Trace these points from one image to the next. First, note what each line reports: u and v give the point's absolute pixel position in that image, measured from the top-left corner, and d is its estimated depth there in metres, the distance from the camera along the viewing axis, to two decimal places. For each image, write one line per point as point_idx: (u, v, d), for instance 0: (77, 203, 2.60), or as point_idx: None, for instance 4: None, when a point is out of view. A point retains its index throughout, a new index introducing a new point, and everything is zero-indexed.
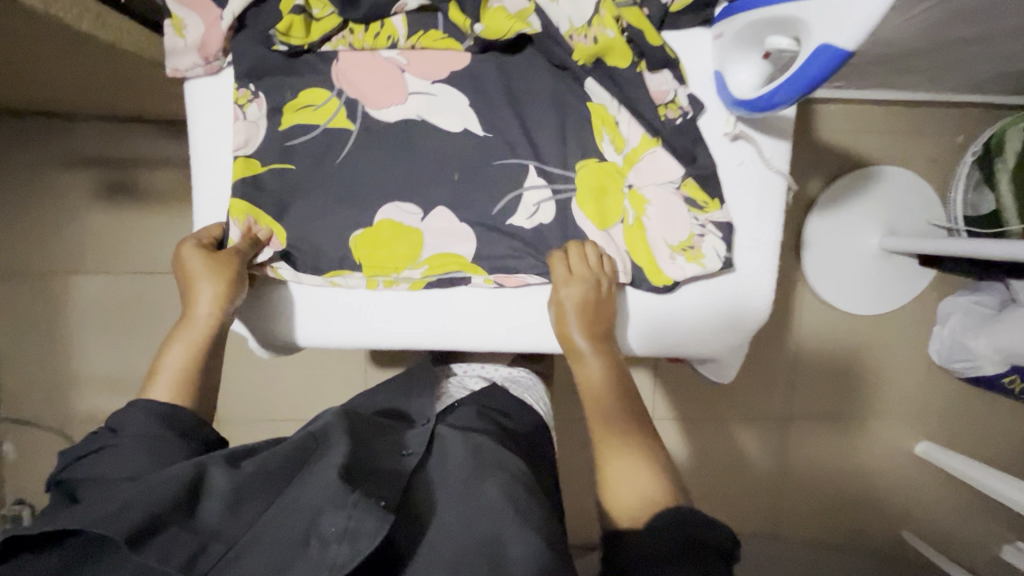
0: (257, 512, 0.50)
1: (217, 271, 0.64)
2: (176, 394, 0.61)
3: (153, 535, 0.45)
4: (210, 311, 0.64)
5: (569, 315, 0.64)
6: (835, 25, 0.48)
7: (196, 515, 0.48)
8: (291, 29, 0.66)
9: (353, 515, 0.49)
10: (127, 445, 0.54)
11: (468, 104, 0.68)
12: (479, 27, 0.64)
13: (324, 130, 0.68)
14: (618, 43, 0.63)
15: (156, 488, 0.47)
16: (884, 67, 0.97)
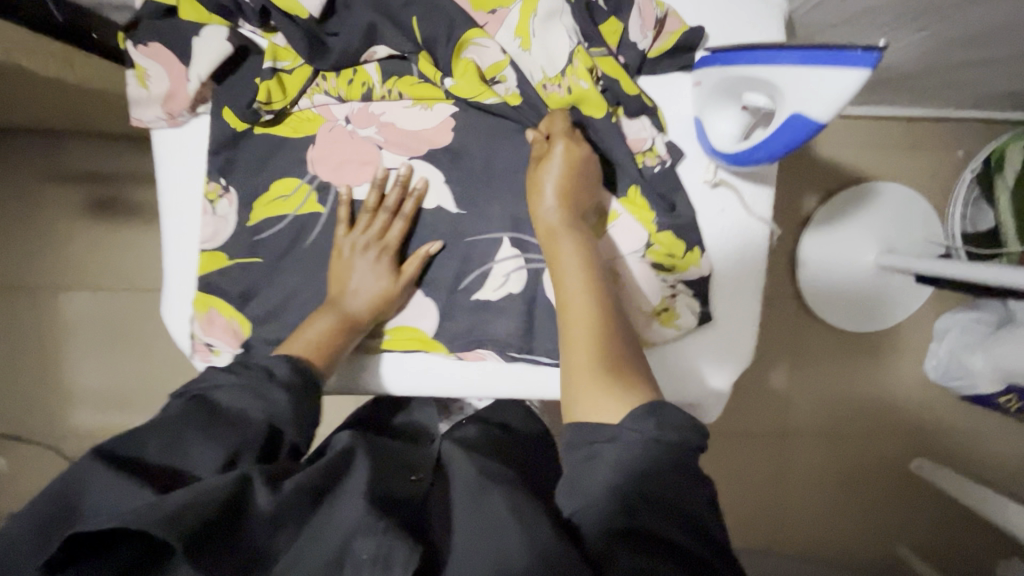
0: (298, 522, 0.48)
1: (389, 287, 0.62)
2: (317, 359, 0.59)
3: (204, 540, 0.43)
4: (362, 311, 0.62)
5: (548, 173, 0.59)
6: (805, 97, 0.49)
7: (249, 517, 0.47)
8: (270, 96, 0.62)
9: (384, 543, 0.46)
10: (252, 411, 0.53)
11: (444, 180, 0.64)
12: (449, 81, 0.62)
13: (294, 217, 0.64)
14: (592, 94, 0.60)
15: (206, 497, 0.45)
16: (882, 87, 0.94)
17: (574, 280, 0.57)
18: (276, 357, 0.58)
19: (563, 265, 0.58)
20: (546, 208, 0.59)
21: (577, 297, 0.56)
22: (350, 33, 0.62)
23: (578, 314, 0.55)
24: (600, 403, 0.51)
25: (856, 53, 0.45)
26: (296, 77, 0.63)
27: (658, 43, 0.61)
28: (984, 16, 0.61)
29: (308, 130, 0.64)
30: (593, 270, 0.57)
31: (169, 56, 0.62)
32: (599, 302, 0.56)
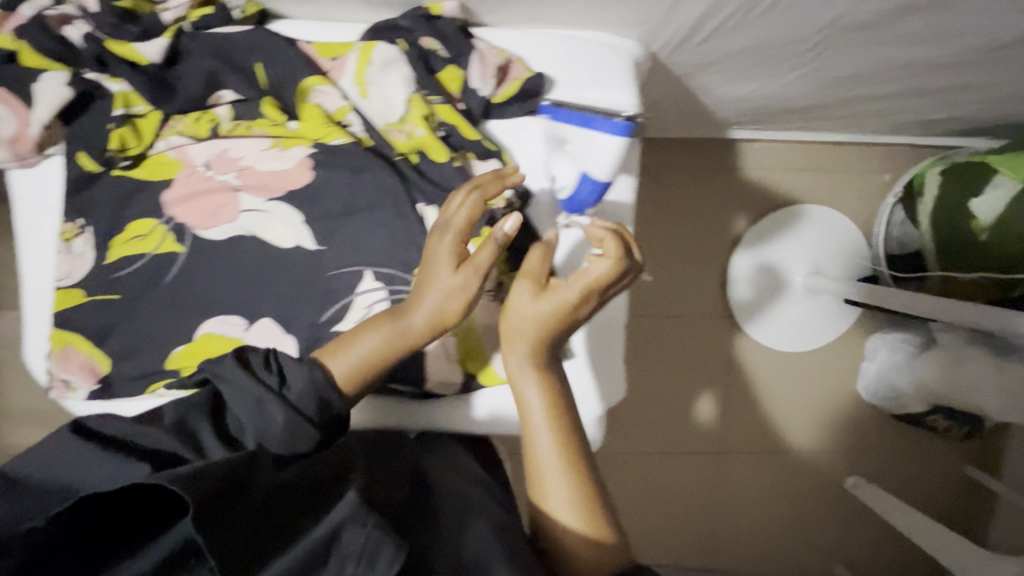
0: (285, 515, 0.41)
1: (466, 277, 0.51)
2: (347, 384, 0.53)
3: (215, 505, 0.38)
4: (421, 326, 0.52)
5: (519, 295, 0.55)
6: (589, 160, 0.55)
7: (247, 493, 0.41)
8: (122, 142, 0.59)
9: (376, 540, 0.40)
10: (263, 417, 0.48)
11: (303, 220, 0.57)
12: (292, 123, 0.60)
13: (151, 258, 0.58)
14: (432, 140, 0.57)
15: (220, 466, 0.41)
16: (796, 115, 0.95)
17: (544, 426, 0.55)
18: (297, 363, 0.51)
19: (527, 409, 0.55)
20: (513, 346, 0.55)
21: (549, 454, 0.54)
22: (192, 79, 0.58)
23: (545, 469, 0.54)
24: (593, 534, 0.53)
25: (610, 121, 0.52)
26: (147, 120, 0.60)
27: (502, 89, 0.58)
28: (844, 58, 0.63)
29: (165, 172, 0.59)
30: (558, 407, 0.55)
31: (8, 97, 0.57)
32: (570, 444, 0.55)
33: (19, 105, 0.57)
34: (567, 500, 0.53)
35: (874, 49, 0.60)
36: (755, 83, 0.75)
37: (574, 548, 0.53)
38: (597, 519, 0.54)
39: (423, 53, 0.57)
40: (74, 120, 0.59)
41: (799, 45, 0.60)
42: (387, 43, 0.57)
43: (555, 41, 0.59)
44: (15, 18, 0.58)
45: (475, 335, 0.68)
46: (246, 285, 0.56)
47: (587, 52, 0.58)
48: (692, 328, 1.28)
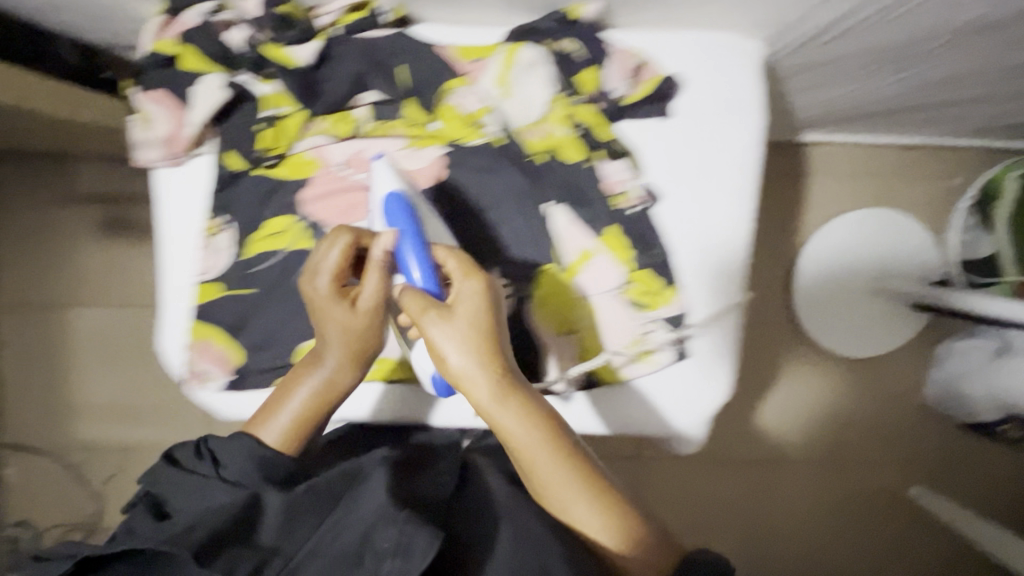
0: (313, 525, 0.51)
1: (349, 328, 0.60)
2: (287, 446, 0.60)
3: (218, 550, 0.48)
4: (337, 365, 0.61)
5: (444, 344, 0.53)
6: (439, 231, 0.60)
7: (254, 535, 0.50)
8: (270, 142, 0.65)
9: (406, 531, 0.47)
10: (215, 488, 0.55)
11: (434, 215, 0.62)
12: (437, 125, 0.65)
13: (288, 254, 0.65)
14: (569, 140, 0.62)
15: (212, 515, 0.50)
16: (882, 119, 0.94)
17: (527, 448, 0.53)
18: (232, 438, 0.59)
19: (516, 443, 0.53)
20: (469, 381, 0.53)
21: (549, 478, 0.53)
22: (338, 82, 0.63)
23: (553, 485, 0.53)
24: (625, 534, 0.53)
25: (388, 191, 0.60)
26: (294, 118, 0.65)
27: (635, 90, 0.61)
28: (960, 59, 0.62)
29: (303, 172, 0.65)
30: (535, 423, 0.53)
31: (172, 102, 0.64)
32: (562, 449, 0.53)
33: (177, 109, 0.64)
34: (586, 500, 0.53)
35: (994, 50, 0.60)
36: (854, 86, 0.75)
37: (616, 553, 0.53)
38: (616, 505, 0.54)
39: (562, 57, 0.61)
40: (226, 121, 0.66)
41: (916, 48, 0.60)
42: (531, 46, 0.61)
43: (683, 47, 0.61)
44: (176, 26, 0.62)
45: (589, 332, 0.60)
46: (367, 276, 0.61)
47: (714, 56, 0.61)
48: (755, 332, 1.28)
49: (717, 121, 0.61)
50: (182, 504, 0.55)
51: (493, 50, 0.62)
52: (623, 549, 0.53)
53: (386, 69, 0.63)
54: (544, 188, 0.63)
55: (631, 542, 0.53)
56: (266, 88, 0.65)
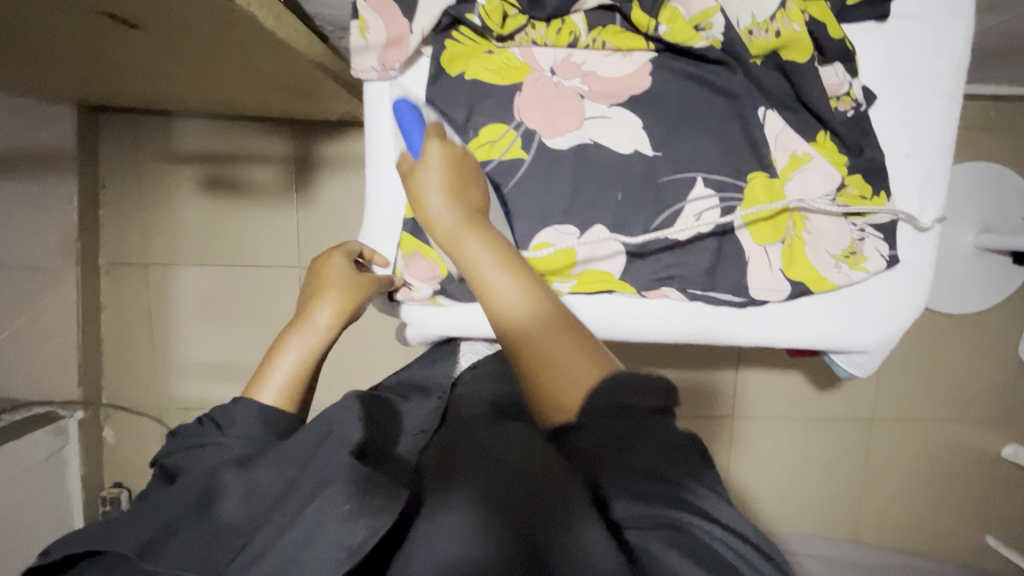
0: (271, 500, 0.39)
1: (349, 287, 0.56)
2: (287, 403, 0.50)
3: (169, 544, 0.36)
4: (329, 322, 0.55)
5: (427, 177, 0.51)
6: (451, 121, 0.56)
7: (212, 513, 0.38)
8: (490, 12, 0.52)
9: (367, 491, 0.37)
10: (216, 451, 0.44)
11: (643, 125, 0.55)
12: (662, 29, 0.52)
13: (497, 164, 0.56)
14: (804, 38, 0.51)
15: (176, 497, 0.39)
16: (1012, 61, 0.93)
17: (495, 271, 0.47)
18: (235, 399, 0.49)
19: (476, 268, 0.47)
20: (433, 210, 0.50)
21: (497, 276, 0.46)
22: None
23: (519, 314, 0.44)
24: (575, 363, 0.41)
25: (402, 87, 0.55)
26: (512, 21, 0.54)
27: None
28: None
29: (513, 78, 0.55)
30: (501, 249, 0.48)
31: (392, 6, 0.52)
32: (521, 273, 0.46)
33: (397, 15, 0.52)
34: (514, 284, 0.46)
35: None
36: (1007, 24, 0.75)
37: (555, 381, 0.41)
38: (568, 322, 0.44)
39: None
40: (445, 31, 0.54)
41: None
42: None
43: None
44: None
45: (799, 244, 0.56)
46: (560, 188, 0.56)
47: None
48: None
49: (938, 26, 0.54)
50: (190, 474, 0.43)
51: None
52: (550, 355, 0.42)
53: None
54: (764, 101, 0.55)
55: (582, 358, 0.41)
56: None
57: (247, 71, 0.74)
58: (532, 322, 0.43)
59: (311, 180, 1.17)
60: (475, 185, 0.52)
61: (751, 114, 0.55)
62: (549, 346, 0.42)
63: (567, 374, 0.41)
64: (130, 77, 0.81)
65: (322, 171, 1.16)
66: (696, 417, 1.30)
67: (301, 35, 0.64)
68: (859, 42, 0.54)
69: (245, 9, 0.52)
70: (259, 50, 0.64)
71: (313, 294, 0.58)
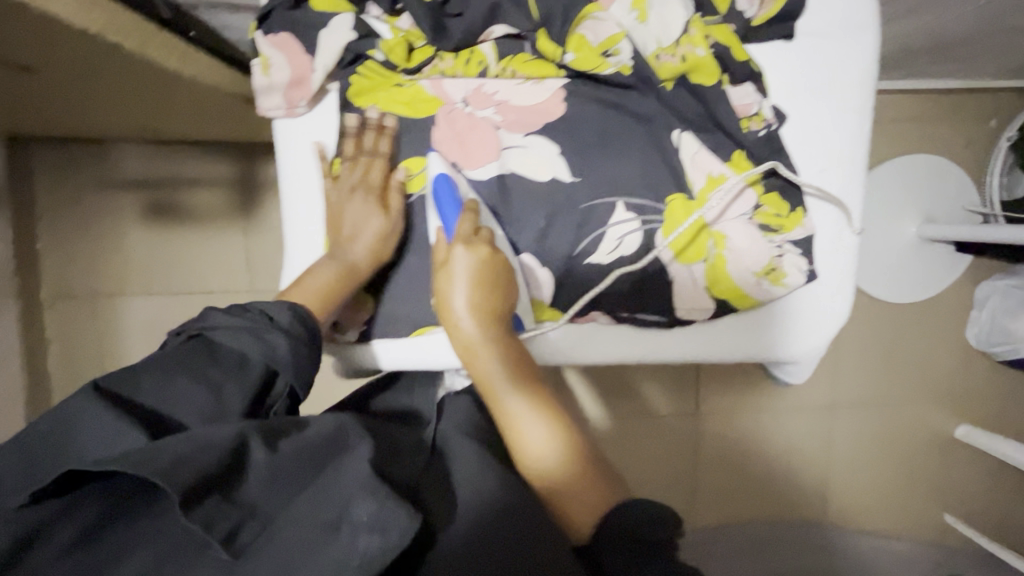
0: (296, 483, 0.38)
1: (381, 234, 0.55)
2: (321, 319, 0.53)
3: (203, 497, 0.35)
4: (365, 263, 0.55)
5: (454, 280, 0.52)
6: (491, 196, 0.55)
7: (238, 483, 0.37)
8: (393, 47, 0.52)
9: (385, 508, 0.36)
10: (262, 348, 0.46)
11: (560, 152, 0.55)
12: (569, 56, 0.52)
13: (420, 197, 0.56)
14: (709, 62, 0.52)
15: (208, 448, 0.37)
16: (941, 58, 0.95)
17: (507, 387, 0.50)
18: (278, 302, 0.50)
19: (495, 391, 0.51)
20: (458, 323, 0.52)
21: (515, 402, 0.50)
22: (474, 14, 0.51)
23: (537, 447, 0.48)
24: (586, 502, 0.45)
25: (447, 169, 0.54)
26: (419, 53, 0.54)
27: (762, 11, 0.53)
28: None
29: (423, 111, 0.54)
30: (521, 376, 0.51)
31: (295, 44, 0.51)
32: (558, 421, 0.49)
33: (300, 51, 0.51)
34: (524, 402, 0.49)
35: None
36: (924, 26, 0.76)
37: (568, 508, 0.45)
38: (598, 472, 0.47)
39: None
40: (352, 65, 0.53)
41: None
42: None
43: None
44: None
45: (722, 263, 0.56)
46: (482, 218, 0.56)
47: None
48: None
49: (842, 41, 0.55)
50: (228, 389, 0.44)
51: None
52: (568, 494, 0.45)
53: None
54: (680, 122, 0.55)
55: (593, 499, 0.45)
56: (393, 26, 0.53)
57: (167, 104, 0.71)
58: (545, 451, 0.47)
59: (257, 201, 1.15)
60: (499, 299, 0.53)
61: (667, 137, 0.55)
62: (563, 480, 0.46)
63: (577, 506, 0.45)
64: (49, 112, 0.78)
65: (269, 192, 1.14)
66: (662, 418, 1.31)
67: (214, 67, 0.63)
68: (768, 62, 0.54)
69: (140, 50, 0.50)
70: (170, 86, 0.62)
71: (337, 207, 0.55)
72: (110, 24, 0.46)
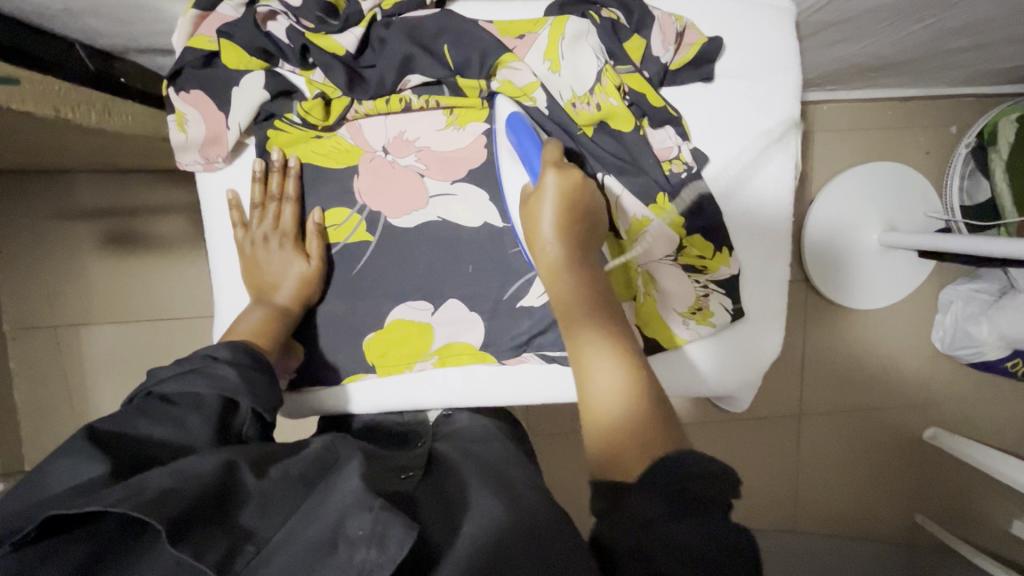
0: (289, 507, 0.36)
1: (303, 276, 0.54)
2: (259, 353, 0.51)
3: (191, 527, 0.32)
4: (290, 302, 0.54)
5: (539, 205, 0.48)
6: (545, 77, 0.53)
7: (228, 511, 0.35)
8: (309, 108, 0.52)
9: (380, 518, 0.35)
10: (218, 382, 0.44)
11: (489, 198, 0.56)
12: (484, 107, 0.52)
13: (344, 248, 0.56)
14: (623, 111, 0.52)
15: (190, 479, 0.35)
16: (891, 73, 0.95)
17: (590, 332, 0.43)
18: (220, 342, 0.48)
19: (580, 348, 0.43)
20: (543, 242, 0.47)
21: (594, 347, 0.43)
22: (384, 68, 0.51)
23: (603, 390, 0.41)
24: (637, 449, 0.37)
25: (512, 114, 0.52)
26: (336, 103, 0.53)
27: (678, 56, 0.53)
28: (968, 21, 0.64)
29: (347, 161, 0.55)
30: (615, 332, 0.43)
31: (209, 102, 0.51)
32: (636, 362, 0.42)
33: (214, 110, 0.51)
34: (603, 341, 0.42)
35: (999, 8, 0.62)
36: (862, 50, 0.77)
37: (618, 456, 0.37)
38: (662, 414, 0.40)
39: (611, 25, 0.52)
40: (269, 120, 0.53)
41: (932, 12, 0.62)
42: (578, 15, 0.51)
43: (723, 2, 0.54)
44: (215, 19, 0.50)
45: (650, 303, 0.57)
46: (411, 266, 0.56)
47: (754, 16, 0.54)
48: None
49: (762, 81, 0.55)
50: (190, 427, 0.41)
51: (540, 22, 0.52)
52: (619, 446, 0.38)
53: (425, 49, 0.51)
54: (602, 167, 0.54)
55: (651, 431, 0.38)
56: (307, 79, 0.52)
57: (105, 149, 0.71)
58: (610, 400, 0.40)
59: None
60: (587, 249, 0.48)
61: (591, 184, 0.53)
62: (620, 425, 0.39)
63: (631, 456, 0.37)
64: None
65: None
66: None
67: (142, 116, 0.62)
68: (687, 106, 0.55)
69: (54, 116, 0.49)
70: (100, 136, 0.61)
71: (257, 257, 0.54)
72: (19, 97, 0.45)
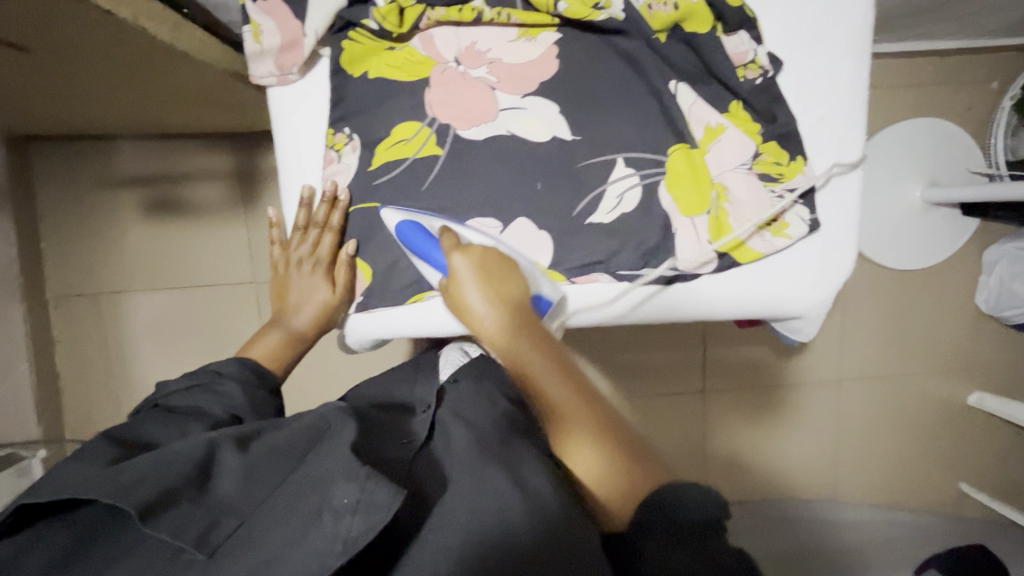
0: (274, 482, 0.37)
1: (326, 306, 0.58)
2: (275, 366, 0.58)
3: (165, 507, 0.33)
4: (308, 326, 0.59)
5: (464, 288, 0.50)
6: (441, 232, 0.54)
7: (209, 489, 0.36)
8: (386, 14, 0.52)
9: (366, 487, 0.35)
10: (222, 399, 0.49)
11: (560, 111, 0.55)
12: (561, 6, 0.52)
13: (414, 161, 0.55)
14: (702, 9, 0.53)
15: (173, 463, 0.36)
16: (937, 16, 0.94)
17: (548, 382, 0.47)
18: (227, 359, 0.54)
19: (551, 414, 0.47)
20: (480, 317, 0.50)
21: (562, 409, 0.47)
22: None
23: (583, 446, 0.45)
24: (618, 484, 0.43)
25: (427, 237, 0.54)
26: (410, 11, 0.53)
27: None
28: None
29: (418, 73, 0.54)
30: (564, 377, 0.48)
31: (286, 9, 0.51)
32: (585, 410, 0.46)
33: (291, 16, 0.52)
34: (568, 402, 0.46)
35: None
36: None
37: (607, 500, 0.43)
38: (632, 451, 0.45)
39: None
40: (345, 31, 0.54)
41: None
42: None
43: None
44: None
45: (724, 215, 0.56)
46: (481, 180, 0.54)
47: None
48: None
49: None
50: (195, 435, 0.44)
51: None
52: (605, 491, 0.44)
53: None
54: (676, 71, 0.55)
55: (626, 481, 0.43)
56: None
57: (165, 88, 0.71)
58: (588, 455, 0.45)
59: (259, 193, 1.16)
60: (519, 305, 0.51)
61: (664, 86, 0.55)
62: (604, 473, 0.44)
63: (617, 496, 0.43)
64: (44, 103, 0.79)
65: (269, 184, 1.15)
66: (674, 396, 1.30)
67: (206, 45, 0.62)
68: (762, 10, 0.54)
69: (132, 22, 0.50)
70: (166, 64, 0.62)
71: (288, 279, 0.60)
72: None
